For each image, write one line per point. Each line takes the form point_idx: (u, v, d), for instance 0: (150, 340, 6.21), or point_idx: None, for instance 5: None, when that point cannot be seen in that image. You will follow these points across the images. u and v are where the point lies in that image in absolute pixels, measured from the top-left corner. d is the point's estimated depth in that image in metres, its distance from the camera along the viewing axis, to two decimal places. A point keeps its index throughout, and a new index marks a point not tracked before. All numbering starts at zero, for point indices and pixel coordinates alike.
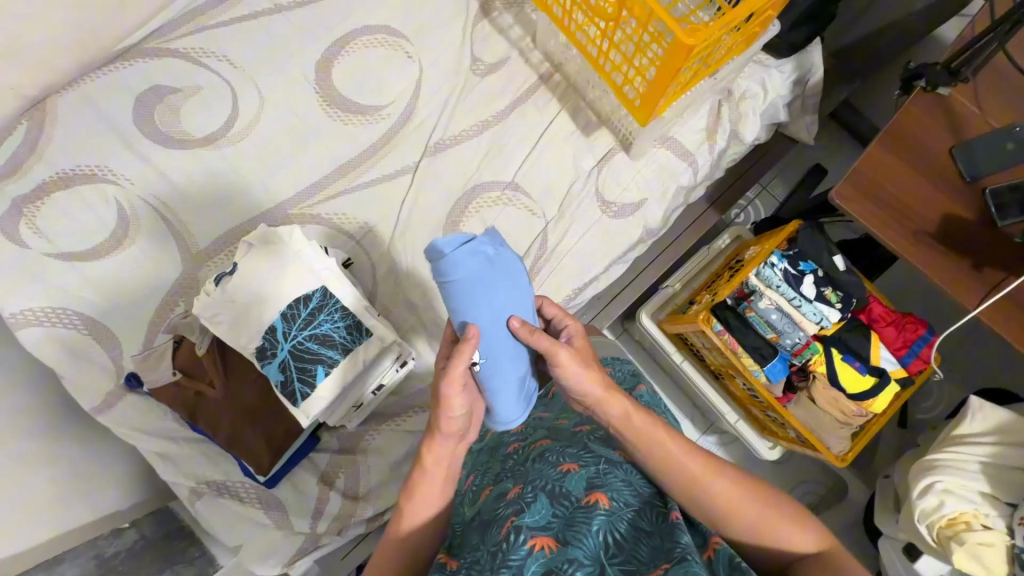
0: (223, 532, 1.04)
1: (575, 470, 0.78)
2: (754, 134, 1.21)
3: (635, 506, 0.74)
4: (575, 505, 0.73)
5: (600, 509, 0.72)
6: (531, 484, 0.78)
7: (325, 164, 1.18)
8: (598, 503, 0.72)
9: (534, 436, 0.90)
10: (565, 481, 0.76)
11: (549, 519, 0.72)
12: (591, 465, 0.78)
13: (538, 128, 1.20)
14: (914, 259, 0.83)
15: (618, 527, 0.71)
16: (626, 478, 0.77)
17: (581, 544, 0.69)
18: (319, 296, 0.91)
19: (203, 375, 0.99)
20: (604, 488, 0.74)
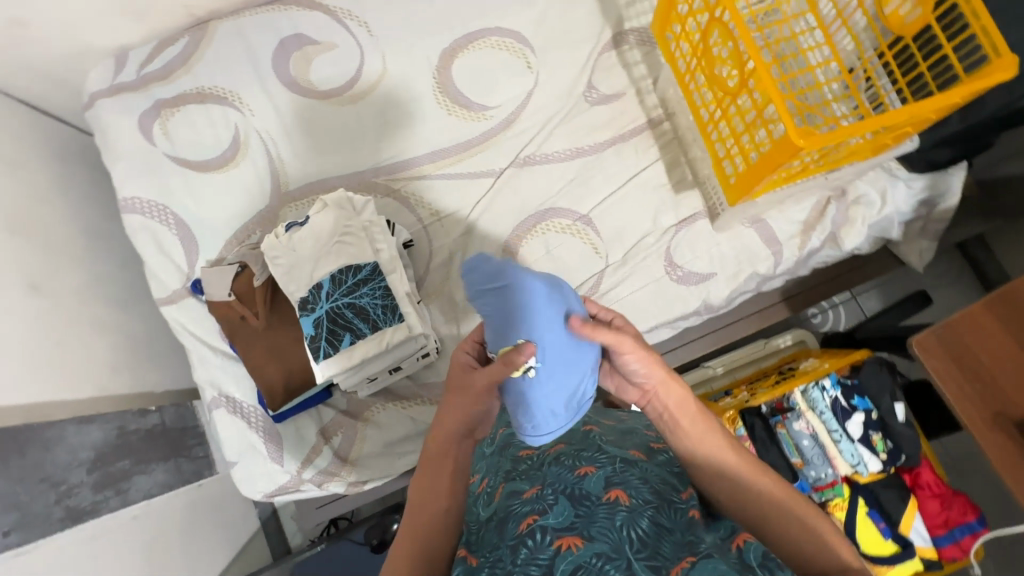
0: (225, 446, 1.13)
1: (592, 472, 0.76)
2: (855, 244, 1.12)
3: (654, 503, 0.72)
4: (595, 505, 0.70)
5: (620, 508, 0.69)
6: (547, 484, 0.77)
7: (420, 146, 1.23)
8: (619, 501, 0.71)
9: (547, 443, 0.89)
10: (583, 482, 0.75)
11: (571, 517, 0.69)
12: (608, 466, 0.77)
13: (629, 170, 1.18)
14: (984, 439, 0.74)
15: (639, 524, 0.67)
16: (646, 478, 0.76)
17: (605, 540, 0.65)
18: (368, 270, 0.95)
19: (252, 304, 1.07)
20: (624, 487, 0.73)
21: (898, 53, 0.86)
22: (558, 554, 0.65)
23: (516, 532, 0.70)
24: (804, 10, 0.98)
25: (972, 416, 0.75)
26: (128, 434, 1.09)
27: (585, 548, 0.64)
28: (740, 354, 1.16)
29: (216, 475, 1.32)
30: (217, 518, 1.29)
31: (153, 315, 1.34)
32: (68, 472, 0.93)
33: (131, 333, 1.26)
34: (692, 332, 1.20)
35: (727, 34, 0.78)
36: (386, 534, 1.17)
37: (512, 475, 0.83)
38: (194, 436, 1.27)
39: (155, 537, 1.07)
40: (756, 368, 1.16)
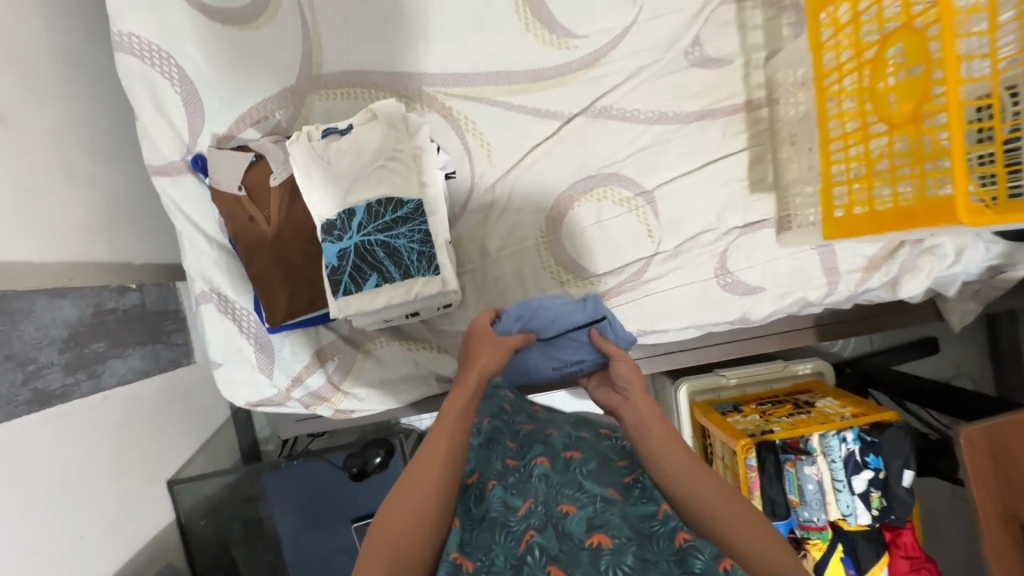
0: (209, 345, 1.05)
1: (574, 511, 0.60)
2: (909, 293, 1.06)
3: (635, 540, 0.56)
4: (579, 549, 0.55)
5: (603, 552, 0.54)
6: (538, 500, 0.62)
7: (483, 60, 1.04)
8: (604, 544, 0.55)
9: (530, 453, 0.73)
10: (567, 520, 0.58)
11: (559, 547, 0.55)
12: (590, 504, 0.60)
13: (709, 153, 1.05)
14: (988, 535, 0.75)
15: (625, 563, 0.52)
16: (627, 516, 0.60)
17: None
18: (411, 208, 0.83)
19: (265, 205, 0.94)
20: (607, 528, 0.57)
21: None
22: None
23: (514, 549, 0.56)
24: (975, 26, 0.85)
25: (988, 511, 0.75)
26: (105, 313, 0.99)
27: None
28: (758, 372, 1.14)
29: (192, 363, 1.25)
30: (189, 405, 1.24)
31: (139, 176, 1.17)
32: (37, 350, 0.84)
33: (114, 194, 1.10)
34: (716, 337, 1.16)
35: (920, 50, 0.70)
36: (366, 465, 1.11)
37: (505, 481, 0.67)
38: (173, 321, 1.18)
39: (125, 422, 1.02)
40: (768, 388, 1.15)
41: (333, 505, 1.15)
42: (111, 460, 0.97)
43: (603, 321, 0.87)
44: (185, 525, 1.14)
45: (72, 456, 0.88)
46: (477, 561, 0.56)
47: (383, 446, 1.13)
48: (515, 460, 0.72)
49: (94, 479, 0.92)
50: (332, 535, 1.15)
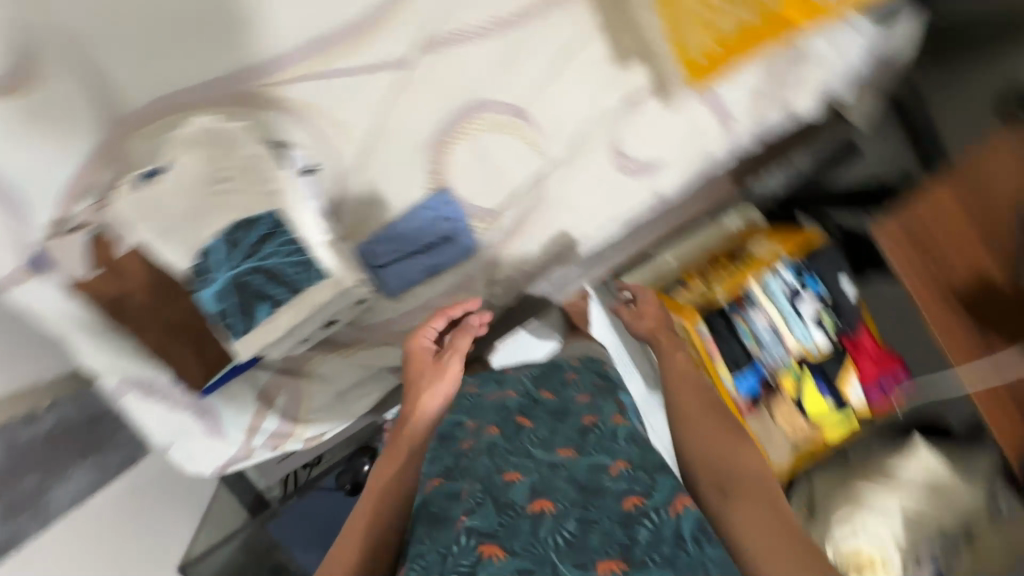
0: (151, 431, 1.00)
1: (518, 479, 0.70)
2: (805, 111, 1.04)
3: (578, 505, 0.66)
4: (521, 517, 0.65)
5: (546, 517, 0.64)
6: (482, 480, 0.71)
7: (297, 31, 0.92)
8: (546, 510, 0.65)
9: (481, 429, 0.84)
10: (510, 489, 0.68)
11: (496, 521, 0.64)
12: (534, 474, 0.71)
13: (565, 44, 0.98)
14: (927, 311, 0.78)
15: (565, 527, 0.63)
16: (574, 479, 0.71)
17: (523, 551, 0.60)
18: (270, 222, 0.77)
19: (128, 275, 0.86)
20: (549, 493, 0.67)
21: None
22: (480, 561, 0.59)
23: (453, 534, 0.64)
24: None
25: (922, 289, 0.77)
26: (23, 446, 0.91)
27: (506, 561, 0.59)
28: (693, 242, 1.14)
29: None
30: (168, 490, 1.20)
31: None
32: None
33: None
34: (642, 224, 1.14)
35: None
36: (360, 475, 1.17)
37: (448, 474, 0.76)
38: None
39: None
40: (706, 253, 1.15)
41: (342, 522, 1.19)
42: None
43: (456, 222, 1.00)
44: None
45: None
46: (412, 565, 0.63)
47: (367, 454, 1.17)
48: (468, 442, 0.81)
49: None
50: None
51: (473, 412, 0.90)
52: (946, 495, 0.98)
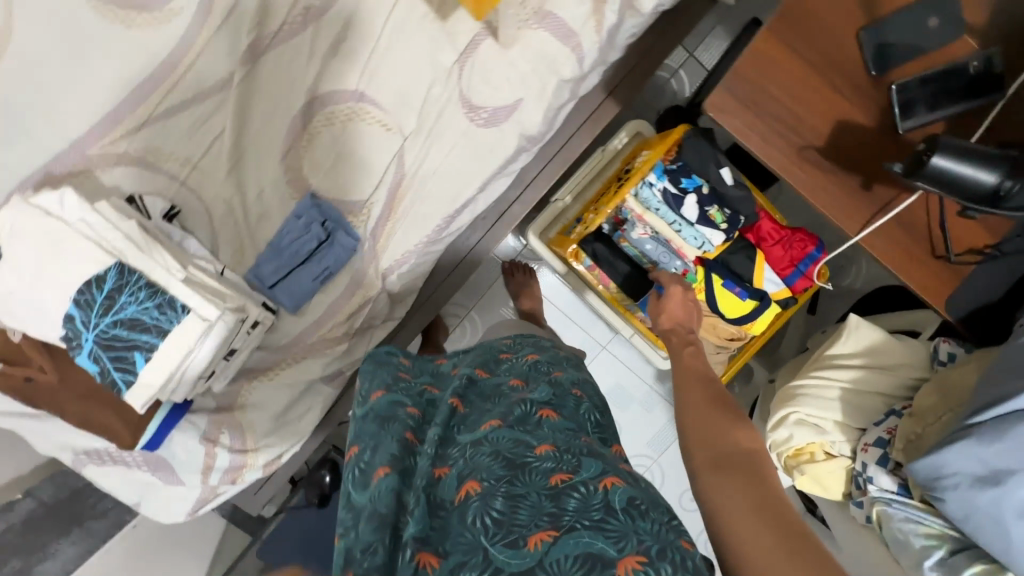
0: (116, 494, 1.06)
1: (446, 472, 0.63)
2: (656, 1, 0.95)
3: (508, 475, 0.58)
4: (451, 511, 0.58)
5: (472, 498, 0.57)
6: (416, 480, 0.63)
7: (113, 84, 0.91)
8: (473, 490, 0.58)
9: (420, 420, 0.73)
10: (439, 485, 0.61)
11: (428, 524, 0.57)
12: (461, 458, 0.63)
13: (381, 13, 0.95)
14: (797, 179, 0.71)
15: (492, 506, 0.55)
16: (499, 447, 0.62)
17: (461, 544, 0.54)
18: (114, 275, 0.79)
19: (30, 360, 0.91)
20: (477, 472, 0.60)
21: None
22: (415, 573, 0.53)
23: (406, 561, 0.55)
24: None
25: (780, 158, 0.70)
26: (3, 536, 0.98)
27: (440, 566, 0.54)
28: (583, 174, 1.10)
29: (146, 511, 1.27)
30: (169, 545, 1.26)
31: None
32: None
33: None
34: (528, 172, 1.10)
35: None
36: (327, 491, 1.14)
37: (396, 465, 0.65)
38: (92, 493, 1.19)
39: None
40: (603, 181, 1.10)
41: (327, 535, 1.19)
42: None
43: (327, 221, 0.98)
44: None
45: None
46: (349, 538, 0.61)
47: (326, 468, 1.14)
48: (414, 432, 0.70)
49: None
50: None
51: (416, 399, 0.77)
52: (886, 361, 0.90)
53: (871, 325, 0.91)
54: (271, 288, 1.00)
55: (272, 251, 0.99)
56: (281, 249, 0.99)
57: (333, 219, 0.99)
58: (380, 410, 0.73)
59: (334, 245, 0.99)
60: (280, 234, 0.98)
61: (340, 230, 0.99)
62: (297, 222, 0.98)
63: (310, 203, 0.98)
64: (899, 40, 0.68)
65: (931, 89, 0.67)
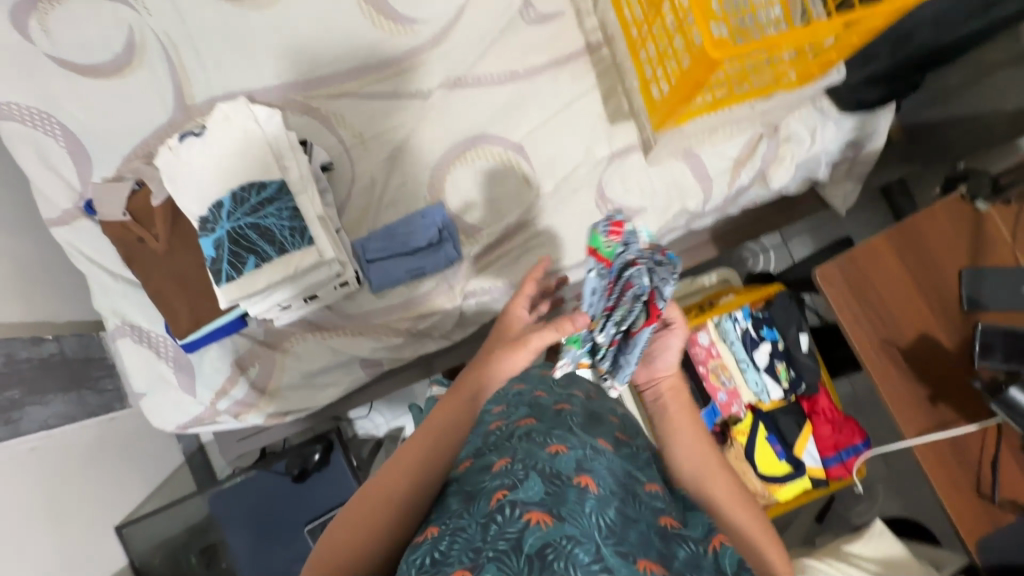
0: (132, 375, 1.08)
1: (563, 451, 0.66)
2: (782, 184, 1.12)
3: (619, 494, 0.63)
4: (565, 486, 0.59)
5: (589, 493, 0.59)
6: (517, 455, 0.64)
7: (340, 61, 1.12)
8: (590, 487, 0.60)
9: (515, 414, 0.76)
10: (556, 460, 0.63)
11: (543, 491, 0.57)
12: (579, 449, 0.67)
13: (564, 97, 1.13)
14: (874, 366, 0.78)
15: (606, 511, 0.58)
16: (612, 468, 0.67)
17: (576, 522, 0.55)
18: (274, 189, 0.89)
19: (149, 225, 0.99)
20: (592, 472, 0.63)
21: None
22: (527, 528, 0.53)
23: (483, 507, 0.56)
24: None
25: (864, 342, 0.78)
26: (19, 364, 1.01)
27: (555, 525, 0.53)
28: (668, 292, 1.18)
29: (130, 409, 1.27)
30: (131, 452, 1.24)
31: None
32: None
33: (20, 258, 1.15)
34: None
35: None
36: (307, 464, 1.12)
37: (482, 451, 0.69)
38: (101, 367, 1.21)
39: (55, 470, 1.02)
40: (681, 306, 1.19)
41: (283, 512, 1.13)
42: (41, 508, 0.97)
43: (442, 229, 1.09)
44: (139, 569, 1.12)
45: None
46: (441, 524, 0.57)
47: (320, 441, 1.13)
48: (525, 420, 0.74)
49: (22, 522, 0.92)
50: (289, 543, 1.12)
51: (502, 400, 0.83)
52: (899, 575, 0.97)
53: (894, 540, 1.02)
54: (367, 263, 1.08)
55: (384, 233, 1.09)
56: (392, 234, 1.09)
57: (448, 229, 1.10)
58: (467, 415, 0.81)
59: (436, 252, 1.08)
60: (399, 224, 1.09)
61: (450, 242, 1.09)
62: (419, 219, 1.09)
63: (433, 210, 1.09)
64: (998, 289, 0.75)
65: (1015, 342, 0.73)
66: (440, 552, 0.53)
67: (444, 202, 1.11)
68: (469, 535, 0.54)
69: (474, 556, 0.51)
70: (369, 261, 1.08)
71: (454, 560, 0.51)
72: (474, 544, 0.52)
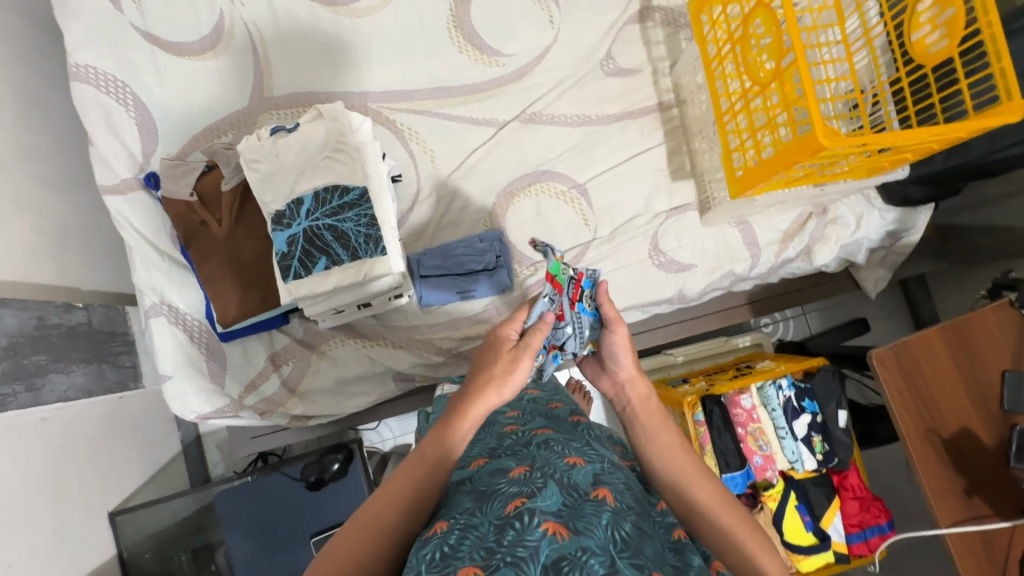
0: (158, 358, 1.03)
1: (581, 463, 0.59)
2: (823, 262, 1.17)
3: (635, 509, 0.55)
4: (583, 499, 0.53)
5: (605, 507, 0.53)
6: (535, 464, 0.58)
7: (422, 80, 1.15)
8: (607, 500, 0.54)
9: (531, 424, 0.71)
10: (573, 472, 0.57)
11: (561, 502, 0.52)
12: (598, 462, 0.60)
13: (631, 148, 1.17)
14: (915, 450, 0.81)
15: (624, 525, 0.51)
16: (630, 483, 0.60)
17: (592, 534, 0.49)
18: (356, 194, 0.88)
19: (215, 210, 0.99)
20: (611, 486, 0.56)
21: (912, 83, 0.89)
22: (544, 538, 0.48)
23: (498, 511, 0.52)
24: (832, 21, 0.97)
25: (910, 425, 0.82)
26: (47, 329, 0.97)
27: (571, 538, 0.48)
28: (702, 348, 1.21)
29: (140, 390, 1.22)
30: (134, 435, 1.19)
31: (92, 205, 1.22)
32: None
33: (61, 221, 1.12)
34: (659, 320, 1.22)
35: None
36: (324, 473, 1.08)
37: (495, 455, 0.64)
38: (121, 343, 1.17)
39: (64, 445, 0.98)
40: (713, 363, 1.21)
41: (291, 519, 1.09)
42: (46, 483, 0.92)
43: (500, 257, 1.10)
44: (126, 561, 1.06)
45: (7, 475, 0.84)
46: (453, 519, 0.53)
47: (341, 451, 1.10)
48: (543, 429, 0.69)
49: (26, 497, 0.87)
50: (290, 553, 1.08)
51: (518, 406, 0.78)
52: None
53: None
54: (421, 279, 1.08)
55: (442, 252, 1.09)
56: (449, 254, 1.09)
57: (505, 256, 1.11)
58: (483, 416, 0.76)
59: (491, 278, 1.09)
60: (459, 246, 1.09)
61: (507, 270, 1.10)
62: (478, 244, 1.10)
63: (492, 237, 1.10)
64: None
65: None
66: (451, 547, 0.49)
67: (503, 230, 1.13)
68: (482, 534, 0.49)
69: (486, 556, 0.46)
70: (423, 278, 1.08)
71: (464, 556, 0.47)
72: (487, 544, 0.48)
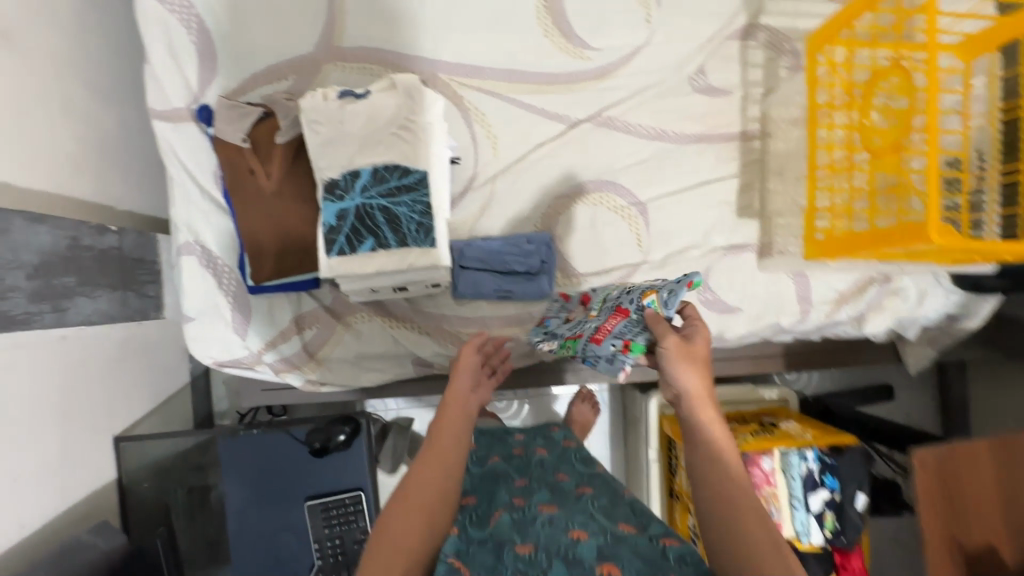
0: (185, 297, 1.02)
1: (585, 537, 0.60)
2: (873, 331, 1.11)
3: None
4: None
5: None
6: (540, 541, 0.61)
7: (500, 58, 1.07)
8: None
9: (535, 496, 0.71)
10: (577, 547, 0.59)
11: None
12: (601, 535, 0.61)
13: (702, 174, 1.10)
14: (934, 557, 0.78)
15: None
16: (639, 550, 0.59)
17: None
18: (416, 178, 0.84)
19: (265, 160, 0.94)
20: (616, 560, 0.57)
21: None
22: None
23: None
24: (953, 87, 0.89)
25: (935, 532, 0.78)
26: (79, 250, 0.95)
27: None
28: (727, 391, 1.17)
29: (159, 318, 1.21)
30: (147, 362, 1.18)
31: (135, 121, 1.17)
32: (5, 271, 0.79)
33: (104, 134, 1.08)
34: None
35: None
36: (329, 442, 1.06)
37: (508, 521, 0.66)
38: (147, 272, 1.15)
39: (79, 366, 0.96)
40: (735, 408, 1.17)
41: (286, 478, 1.09)
42: (58, 402, 0.91)
43: (544, 261, 1.05)
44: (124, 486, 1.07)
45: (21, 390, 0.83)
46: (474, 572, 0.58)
47: (349, 423, 1.09)
48: (550, 503, 0.69)
49: (40, 413, 0.87)
50: (284, 510, 1.09)
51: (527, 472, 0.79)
52: None
53: None
54: (459, 269, 1.05)
55: (483, 247, 1.05)
56: (491, 248, 1.05)
57: (550, 261, 1.06)
58: (494, 478, 0.78)
59: (531, 282, 1.05)
60: (503, 243, 1.05)
61: (548, 276, 1.06)
62: (523, 244, 1.05)
63: (539, 240, 1.06)
64: None
65: None
66: None
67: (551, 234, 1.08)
68: None
69: None
70: (462, 270, 1.05)
71: None
72: None
